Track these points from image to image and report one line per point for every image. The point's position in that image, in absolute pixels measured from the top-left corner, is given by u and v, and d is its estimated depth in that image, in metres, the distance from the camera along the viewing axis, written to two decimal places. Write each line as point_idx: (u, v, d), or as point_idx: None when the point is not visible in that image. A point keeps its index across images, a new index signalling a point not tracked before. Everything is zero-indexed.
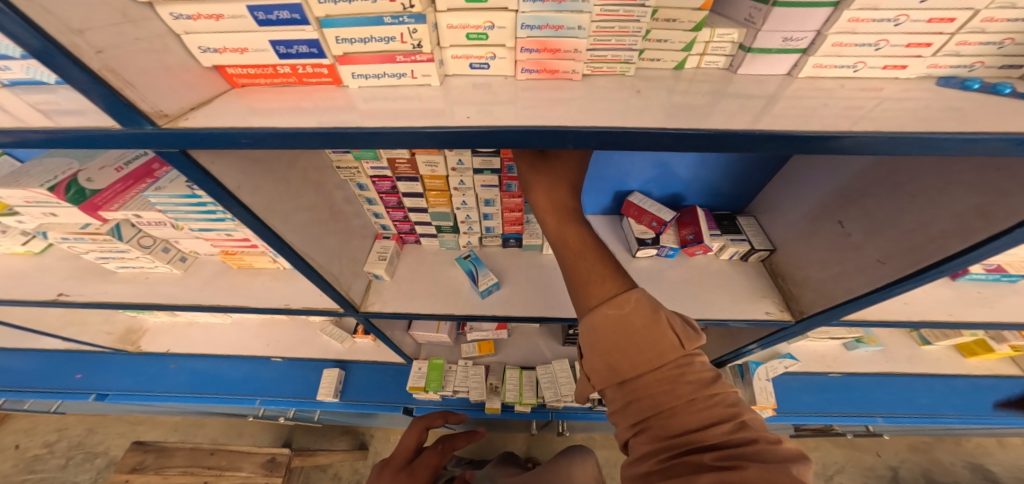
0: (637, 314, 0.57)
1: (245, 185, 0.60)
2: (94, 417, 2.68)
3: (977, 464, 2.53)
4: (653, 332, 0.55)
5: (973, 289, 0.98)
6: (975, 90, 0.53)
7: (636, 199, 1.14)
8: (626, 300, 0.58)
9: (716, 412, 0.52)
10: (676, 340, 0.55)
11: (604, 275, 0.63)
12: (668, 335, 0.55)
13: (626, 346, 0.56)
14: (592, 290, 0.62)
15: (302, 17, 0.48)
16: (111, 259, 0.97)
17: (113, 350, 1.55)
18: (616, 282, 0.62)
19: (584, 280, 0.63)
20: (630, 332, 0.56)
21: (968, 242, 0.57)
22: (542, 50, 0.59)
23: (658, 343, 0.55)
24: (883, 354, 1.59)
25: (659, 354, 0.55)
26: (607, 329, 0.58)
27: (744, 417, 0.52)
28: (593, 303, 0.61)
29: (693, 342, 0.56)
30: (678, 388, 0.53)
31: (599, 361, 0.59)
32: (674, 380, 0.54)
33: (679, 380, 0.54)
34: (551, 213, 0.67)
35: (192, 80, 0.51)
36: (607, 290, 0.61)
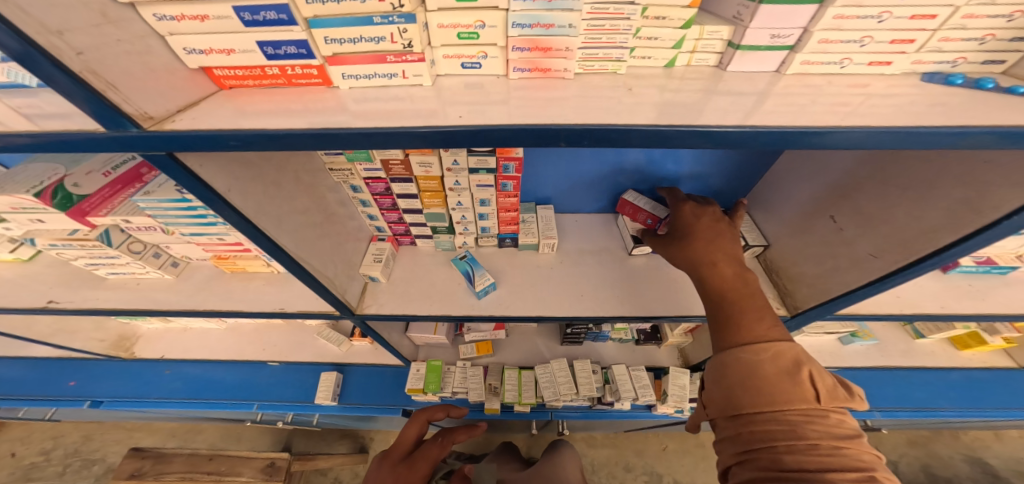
0: (775, 361, 0.61)
1: (236, 189, 0.60)
2: (90, 425, 2.65)
3: (976, 457, 2.55)
4: (786, 378, 0.59)
5: (963, 282, 0.99)
6: (957, 86, 0.54)
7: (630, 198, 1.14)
8: (767, 347, 0.63)
9: (841, 462, 0.53)
10: (812, 392, 0.58)
11: (748, 316, 0.68)
12: (805, 386, 0.58)
13: (754, 384, 0.61)
14: (732, 326, 0.68)
15: (290, 17, 0.47)
16: (101, 266, 0.96)
17: (107, 357, 1.54)
18: (762, 327, 0.66)
19: (728, 319, 0.69)
20: (763, 373, 0.61)
21: (959, 235, 0.58)
22: (533, 49, 0.58)
23: (789, 389, 0.58)
24: (879, 348, 1.61)
25: (789, 398, 0.58)
26: (737, 366, 0.63)
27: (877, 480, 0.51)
28: (732, 344, 0.67)
29: (835, 400, 0.57)
30: (799, 430, 0.56)
31: (721, 392, 0.64)
32: (797, 423, 0.57)
33: (803, 424, 0.56)
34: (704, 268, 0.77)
35: (178, 82, 0.50)
36: (750, 333, 0.66)
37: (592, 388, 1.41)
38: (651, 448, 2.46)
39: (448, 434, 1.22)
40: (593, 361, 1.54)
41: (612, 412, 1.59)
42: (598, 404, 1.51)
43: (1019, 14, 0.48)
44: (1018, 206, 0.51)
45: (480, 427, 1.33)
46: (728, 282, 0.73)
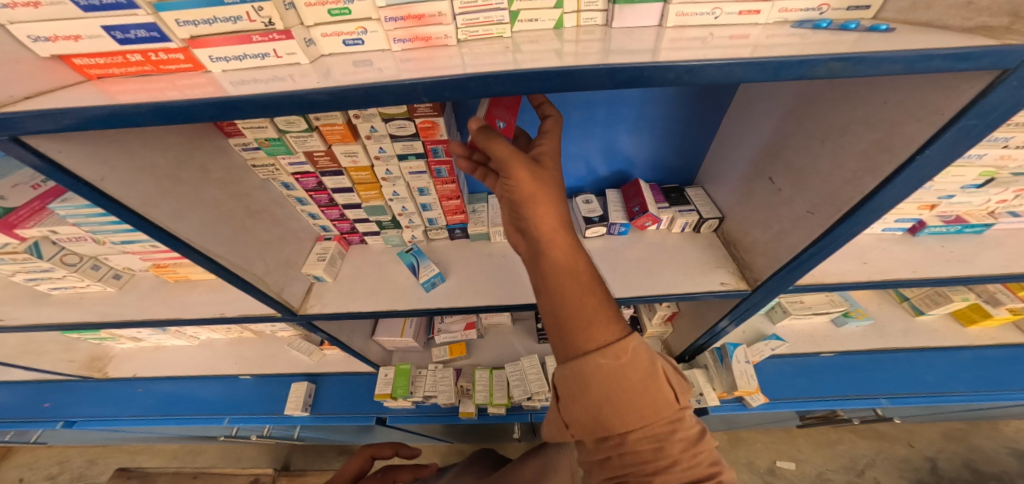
0: (636, 367, 0.59)
1: (115, 177, 0.56)
2: (94, 448, 2.69)
3: (1021, 450, 2.32)
4: (649, 389, 0.59)
5: (937, 245, 0.91)
6: (824, 28, 0.52)
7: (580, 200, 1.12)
8: (623, 350, 0.59)
9: (698, 472, 0.57)
10: (671, 395, 0.60)
11: (601, 314, 0.61)
12: (665, 392, 0.59)
13: (619, 402, 0.58)
14: (586, 333, 0.60)
15: (129, 1, 0.47)
16: (40, 281, 0.94)
17: (83, 377, 1.54)
18: (614, 325, 0.61)
19: (582, 323, 0.61)
20: (626, 385, 0.58)
21: (879, 178, 0.54)
22: (406, 18, 0.57)
23: (652, 401, 0.59)
24: (878, 330, 1.49)
25: (654, 410, 0.59)
26: (601, 383, 0.58)
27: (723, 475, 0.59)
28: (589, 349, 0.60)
29: (685, 396, 0.61)
30: (665, 445, 0.58)
31: (588, 413, 0.60)
32: (663, 436, 0.59)
33: (669, 437, 0.59)
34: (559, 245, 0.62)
35: (23, 73, 0.50)
36: (606, 336, 0.60)
37: None
38: None
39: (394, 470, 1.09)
40: None
41: None
42: None
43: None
44: (925, 140, 0.48)
45: (428, 466, 1.15)
46: (574, 283, 0.62)
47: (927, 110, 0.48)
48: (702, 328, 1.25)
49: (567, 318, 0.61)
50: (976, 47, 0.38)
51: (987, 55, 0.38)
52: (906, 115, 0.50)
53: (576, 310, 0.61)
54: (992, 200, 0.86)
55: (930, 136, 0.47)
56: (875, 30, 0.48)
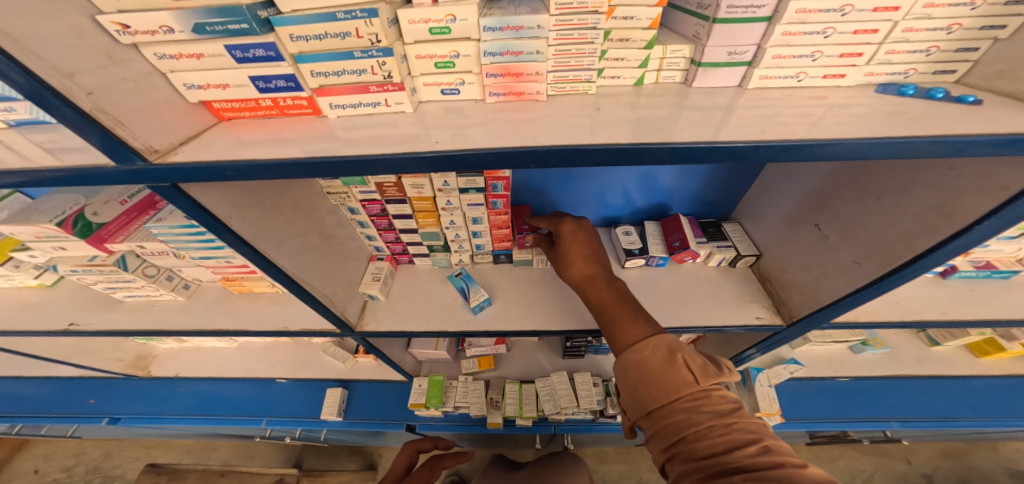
0: (656, 355, 0.70)
1: (236, 214, 0.64)
2: (110, 442, 2.74)
3: (1018, 471, 2.38)
4: (669, 371, 0.69)
5: (965, 287, 1.00)
6: (910, 95, 0.58)
7: (620, 231, 1.17)
8: (644, 345, 0.72)
9: (735, 438, 0.61)
10: (691, 375, 0.67)
11: (626, 319, 0.79)
12: (684, 373, 0.68)
13: (647, 383, 0.70)
14: (617, 338, 0.78)
15: (277, 53, 0.52)
16: (118, 289, 1.02)
17: (125, 376, 1.60)
18: (640, 325, 0.77)
19: (614, 327, 0.80)
20: (649, 371, 0.70)
21: (935, 240, 0.63)
22: (506, 74, 0.63)
23: (673, 380, 0.68)
24: (894, 357, 1.55)
25: (677, 387, 0.67)
26: (631, 371, 0.72)
27: (768, 443, 0.60)
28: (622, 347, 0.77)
29: (710, 376, 0.67)
30: (695, 416, 0.65)
31: (629, 396, 0.73)
32: (691, 409, 0.66)
33: (697, 409, 0.66)
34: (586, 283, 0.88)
35: (178, 116, 0.55)
36: (632, 334, 0.76)
37: (592, 401, 1.39)
38: None
39: (438, 459, 1.26)
40: (594, 374, 1.53)
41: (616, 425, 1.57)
42: (600, 417, 1.49)
43: (955, 27, 0.54)
44: (986, 211, 0.56)
45: (468, 453, 1.31)
46: (603, 304, 0.84)
47: (990, 186, 0.56)
48: (727, 353, 1.30)
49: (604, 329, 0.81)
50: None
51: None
52: (969, 187, 0.58)
53: (609, 321, 0.81)
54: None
55: (991, 209, 0.55)
56: (961, 102, 0.54)
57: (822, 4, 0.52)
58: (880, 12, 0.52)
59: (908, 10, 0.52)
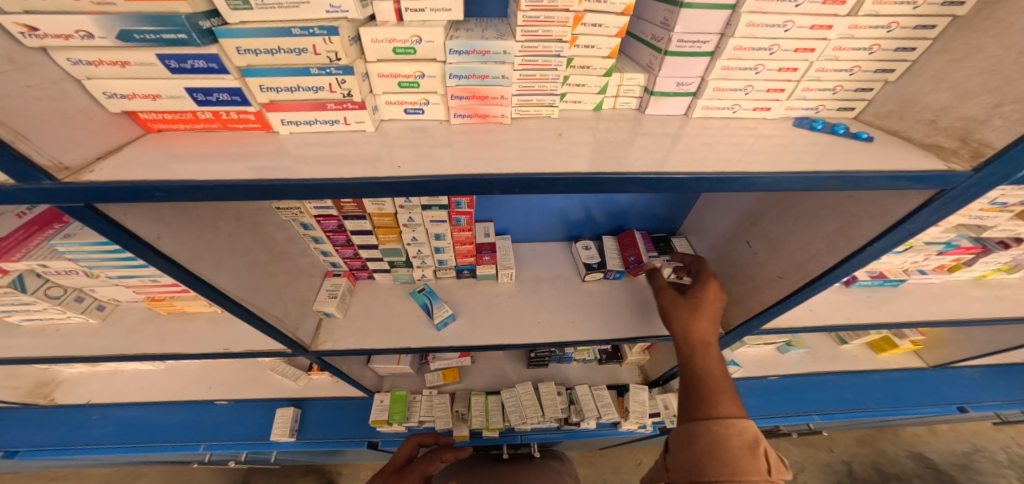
0: (741, 436, 0.67)
1: (167, 235, 0.57)
2: (2, 478, 2.36)
3: (916, 453, 2.75)
4: (748, 454, 0.65)
5: (864, 294, 1.17)
6: (819, 130, 0.65)
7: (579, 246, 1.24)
8: (733, 423, 0.69)
9: None
10: (766, 466, 0.63)
11: (721, 394, 0.73)
12: (760, 463, 0.64)
13: (714, 455, 0.66)
14: (698, 405, 0.73)
15: (220, 66, 0.48)
16: (13, 312, 0.88)
17: (23, 404, 1.39)
18: (733, 404, 0.72)
19: (702, 396, 0.74)
20: (728, 448, 0.66)
21: (839, 258, 0.72)
22: (471, 97, 0.63)
23: (747, 464, 0.64)
24: (813, 355, 1.78)
25: (748, 471, 0.63)
26: (707, 440, 0.68)
27: None
28: (701, 416, 0.72)
29: (781, 474, 0.64)
30: None
31: (686, 461, 0.68)
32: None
33: None
34: (700, 346, 0.80)
35: (98, 128, 0.49)
36: (722, 410, 0.71)
37: (557, 410, 1.42)
38: (627, 464, 2.37)
39: (437, 451, 1.20)
40: (558, 382, 1.56)
41: (580, 432, 1.60)
42: (564, 425, 1.52)
43: (857, 69, 0.61)
44: (878, 233, 0.65)
45: (464, 449, 1.36)
46: (700, 369, 0.77)
47: (881, 213, 0.65)
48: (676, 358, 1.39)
49: (690, 391, 0.76)
50: (932, 172, 0.53)
51: (939, 177, 0.53)
52: (863, 213, 0.67)
53: (694, 387, 0.76)
54: (908, 261, 1.10)
55: (882, 232, 0.65)
56: (858, 138, 0.62)
57: (756, 43, 0.57)
58: (799, 53, 0.58)
59: (822, 51, 0.58)
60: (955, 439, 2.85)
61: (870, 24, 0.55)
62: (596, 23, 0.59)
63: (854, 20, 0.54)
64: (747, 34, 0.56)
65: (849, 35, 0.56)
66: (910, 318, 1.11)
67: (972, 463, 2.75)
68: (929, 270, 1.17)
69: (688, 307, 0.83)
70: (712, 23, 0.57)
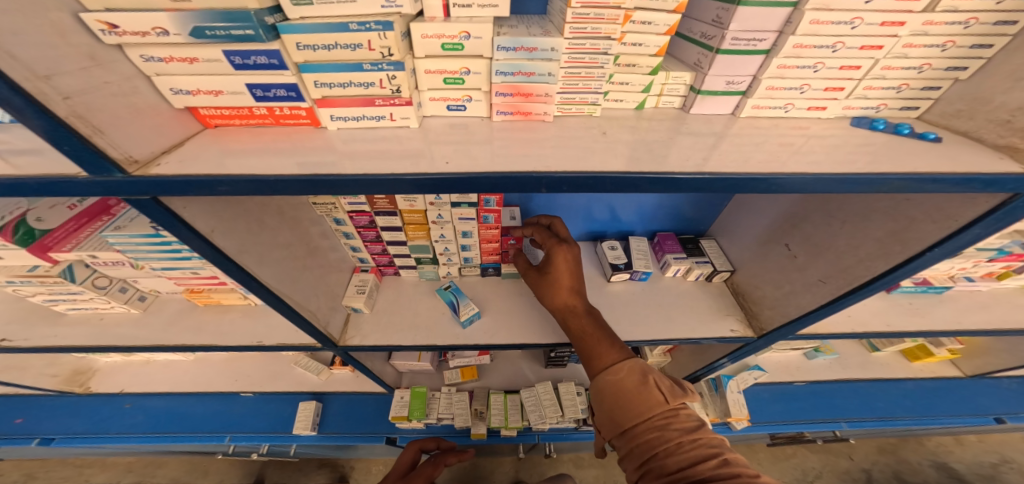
0: (630, 377, 0.77)
1: (219, 228, 0.59)
2: (33, 461, 2.46)
3: (940, 463, 2.67)
4: (642, 392, 0.75)
5: (906, 301, 1.14)
6: (881, 130, 0.63)
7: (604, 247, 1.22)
8: (620, 368, 0.78)
9: (699, 452, 0.67)
10: (661, 396, 0.73)
11: (605, 343, 0.84)
12: (655, 394, 0.74)
13: (620, 404, 0.76)
14: (593, 363, 0.84)
15: (281, 62, 0.49)
16: (60, 301, 0.91)
17: (59, 392, 1.44)
18: (617, 349, 0.82)
19: (592, 352, 0.84)
20: (624, 393, 0.76)
21: (890, 263, 0.71)
22: (515, 94, 0.62)
23: (645, 400, 0.74)
24: (841, 362, 1.73)
25: (649, 406, 0.73)
26: (610, 393, 0.77)
27: (726, 455, 0.66)
28: (598, 370, 0.82)
29: (677, 397, 0.74)
30: (665, 433, 0.71)
31: (605, 414, 0.78)
32: (662, 427, 0.72)
33: (666, 427, 0.71)
34: (574, 310, 0.90)
35: (163, 122, 0.50)
36: (609, 359, 0.81)
37: (576, 411, 1.41)
38: None
39: (440, 455, 1.34)
40: (577, 383, 1.55)
41: None
42: (582, 425, 1.51)
43: (926, 67, 0.59)
44: (936, 239, 0.64)
45: (469, 451, 1.40)
46: (584, 328, 0.88)
47: (942, 217, 0.63)
48: (701, 363, 1.37)
49: (585, 353, 0.86)
50: (1007, 175, 0.51)
51: (1014, 180, 0.52)
52: (922, 217, 0.66)
53: (585, 347, 0.86)
54: (956, 267, 1.06)
55: (942, 237, 0.63)
56: (925, 139, 0.60)
57: (818, 41, 0.55)
58: (865, 50, 0.56)
59: (890, 48, 0.56)
60: (982, 450, 2.75)
61: (947, 20, 0.52)
62: (644, 20, 0.58)
63: (929, 16, 0.52)
64: (809, 31, 0.54)
65: (921, 31, 0.54)
66: (952, 327, 1.08)
67: (999, 474, 2.66)
68: (977, 277, 1.13)
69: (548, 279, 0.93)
70: (771, 20, 0.55)
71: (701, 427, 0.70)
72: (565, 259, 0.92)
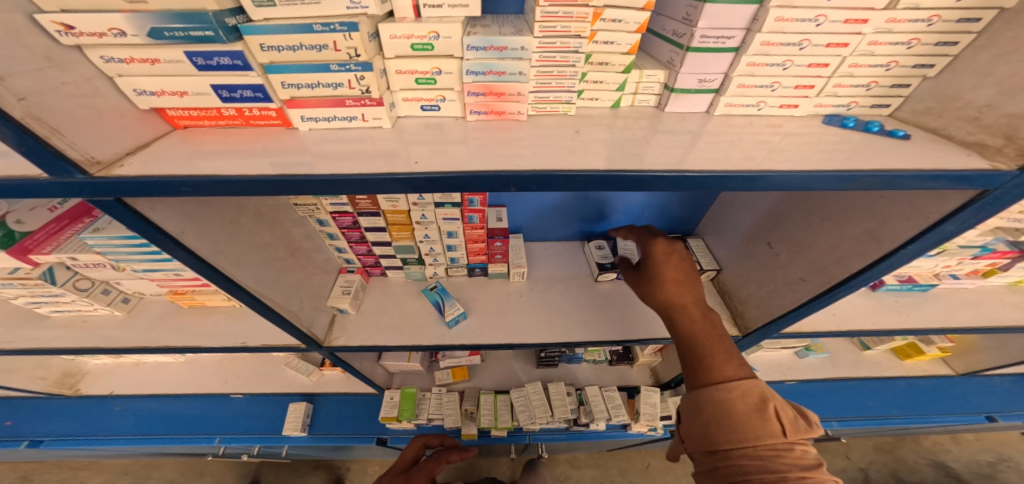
0: (745, 398, 0.64)
1: (191, 229, 0.58)
2: (29, 464, 2.46)
3: (937, 461, 2.66)
4: (756, 415, 0.63)
5: (892, 299, 1.15)
6: (851, 128, 0.63)
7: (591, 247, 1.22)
8: (735, 386, 0.65)
9: None
10: (779, 427, 0.61)
11: (722, 355, 0.70)
12: (771, 423, 0.61)
13: (722, 421, 0.64)
14: (698, 372, 0.71)
15: (245, 63, 0.49)
16: (43, 304, 0.90)
17: (50, 395, 1.44)
18: (736, 366, 0.68)
19: (703, 360, 0.71)
20: (730, 412, 0.64)
21: (868, 261, 0.70)
22: (488, 93, 0.62)
23: (758, 426, 0.62)
24: (833, 361, 1.74)
25: (758, 434, 0.61)
26: (712, 409, 0.65)
27: None
28: (703, 381, 0.69)
29: (800, 433, 0.61)
30: (769, 464, 0.59)
31: (696, 428, 0.67)
32: (768, 458, 0.60)
33: (772, 458, 0.59)
34: (683, 313, 0.76)
35: (127, 123, 0.51)
36: (722, 373, 0.68)
37: (566, 410, 1.41)
38: (635, 467, 2.35)
39: (443, 452, 1.32)
40: (568, 383, 1.55)
41: (589, 433, 1.58)
42: (573, 425, 1.51)
43: (893, 65, 0.59)
44: (911, 236, 0.64)
45: (472, 450, 1.38)
46: (694, 333, 0.74)
47: (916, 214, 0.63)
48: None
49: (690, 360, 0.73)
50: (975, 171, 0.51)
51: (982, 177, 0.51)
52: (898, 214, 0.66)
53: (687, 353, 0.73)
54: (939, 265, 1.07)
55: (916, 234, 0.63)
56: (893, 136, 0.60)
57: (784, 38, 0.56)
58: (831, 47, 0.56)
59: (855, 46, 0.56)
60: (979, 448, 2.75)
61: (909, 17, 0.52)
62: (615, 18, 0.58)
63: (891, 13, 0.52)
64: (774, 29, 0.54)
65: (885, 29, 0.54)
66: (939, 325, 1.08)
67: (996, 473, 2.65)
68: (962, 274, 1.13)
69: (650, 279, 0.82)
70: (738, 18, 0.55)
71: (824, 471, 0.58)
72: (674, 261, 0.82)
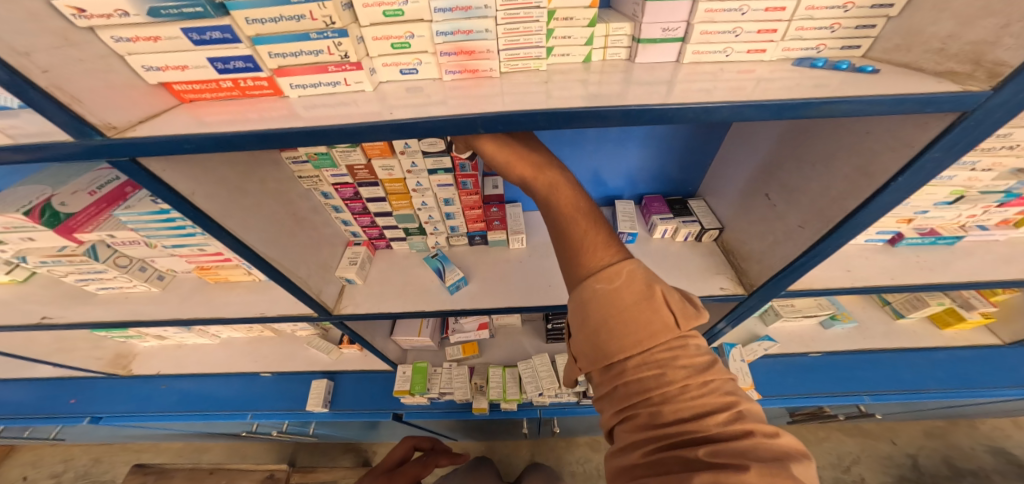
0: (629, 287, 0.59)
1: (200, 192, 0.65)
2: (99, 447, 2.74)
3: (998, 448, 2.45)
4: (644, 308, 0.57)
5: (912, 254, 1.08)
6: (821, 68, 0.61)
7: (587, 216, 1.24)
8: (617, 273, 0.60)
9: (709, 402, 0.53)
10: (670, 316, 0.57)
11: (598, 242, 0.65)
12: (663, 313, 0.57)
13: (614, 325, 0.58)
14: (579, 266, 0.64)
15: (234, 36, 0.55)
16: (90, 281, 1.03)
17: (106, 375, 1.61)
18: (612, 250, 0.64)
19: (582, 250, 0.64)
20: (618, 307, 0.58)
21: (861, 198, 0.67)
22: (459, 53, 0.65)
23: (648, 321, 0.56)
24: (862, 331, 1.64)
25: (650, 333, 0.56)
26: (599, 308, 0.59)
27: (739, 405, 0.53)
28: (585, 275, 0.63)
29: (690, 319, 0.57)
30: (668, 372, 0.55)
31: (588, 345, 0.61)
32: (665, 363, 0.55)
33: (671, 364, 0.55)
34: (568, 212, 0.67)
35: (139, 97, 0.58)
36: (602, 260, 0.63)
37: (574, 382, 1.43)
38: None
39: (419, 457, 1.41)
40: None
41: None
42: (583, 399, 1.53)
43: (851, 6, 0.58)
44: (898, 168, 0.61)
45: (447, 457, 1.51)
46: (573, 217, 0.66)
47: (901, 144, 0.60)
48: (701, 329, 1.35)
49: (568, 253, 0.66)
50: (942, 94, 0.49)
51: (953, 100, 0.49)
52: (883, 147, 0.63)
53: (568, 249, 0.66)
54: (963, 215, 1.01)
55: (904, 165, 0.60)
56: (864, 72, 0.57)
57: None
58: None
59: None
60: None
61: None
62: None
63: None
64: None
65: None
66: (968, 279, 1.00)
67: None
68: (991, 226, 1.06)
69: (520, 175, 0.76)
70: None
71: (715, 366, 0.55)
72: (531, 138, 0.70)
